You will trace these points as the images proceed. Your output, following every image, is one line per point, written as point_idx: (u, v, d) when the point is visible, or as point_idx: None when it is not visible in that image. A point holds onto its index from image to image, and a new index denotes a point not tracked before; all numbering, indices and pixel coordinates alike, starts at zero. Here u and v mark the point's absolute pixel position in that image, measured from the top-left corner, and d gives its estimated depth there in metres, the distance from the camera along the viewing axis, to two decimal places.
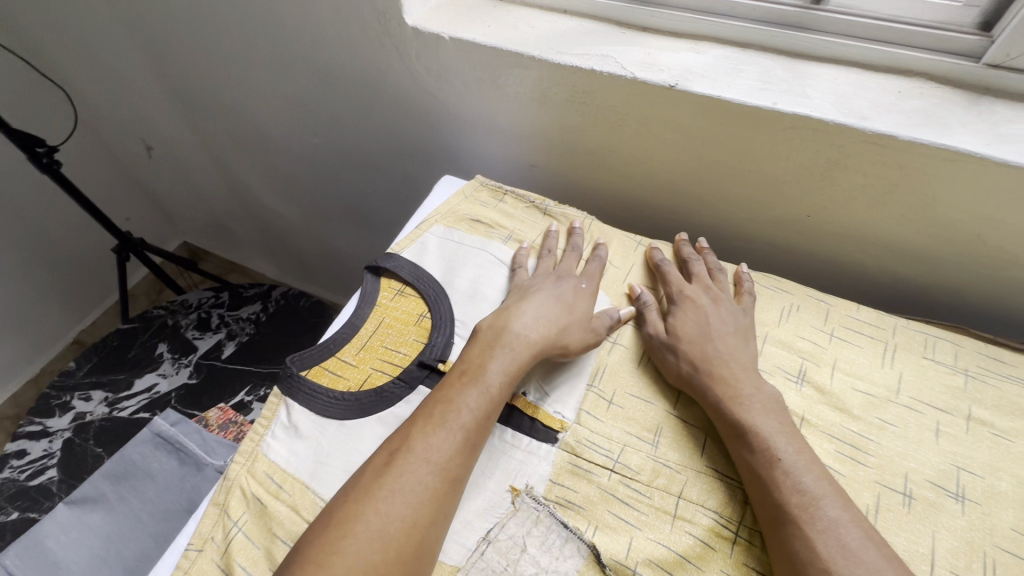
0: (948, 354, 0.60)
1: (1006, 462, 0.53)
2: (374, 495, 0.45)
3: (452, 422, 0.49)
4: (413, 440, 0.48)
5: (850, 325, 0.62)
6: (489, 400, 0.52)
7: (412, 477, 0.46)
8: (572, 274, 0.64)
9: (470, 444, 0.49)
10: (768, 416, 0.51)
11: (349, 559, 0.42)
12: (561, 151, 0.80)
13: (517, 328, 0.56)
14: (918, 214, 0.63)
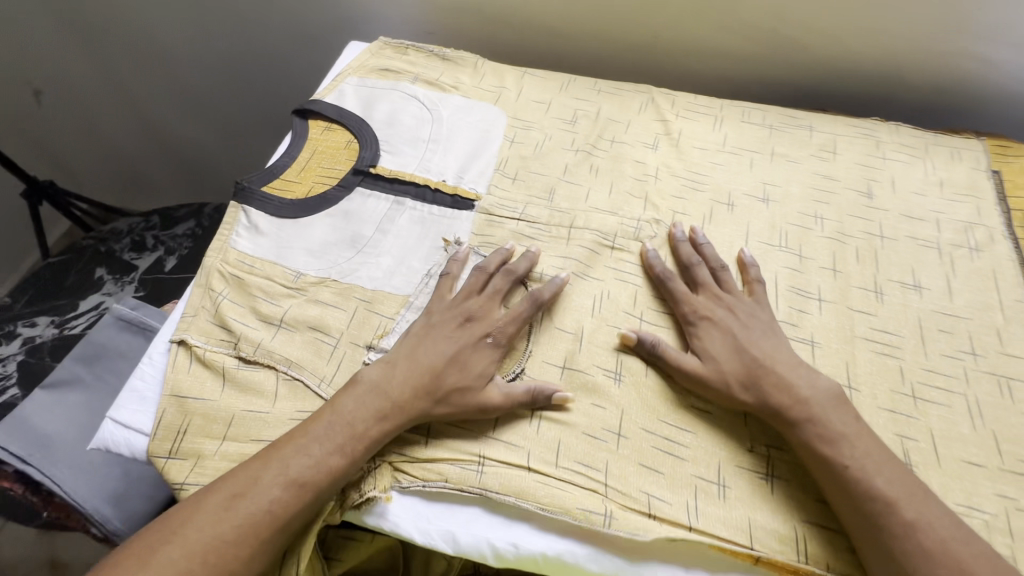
0: (758, 116, 0.79)
1: (795, 175, 0.73)
2: (296, 440, 0.49)
3: (418, 374, 0.53)
4: (389, 381, 0.53)
5: (691, 107, 0.80)
6: (411, 385, 0.53)
7: (369, 418, 0.51)
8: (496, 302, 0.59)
9: (390, 419, 0.51)
10: (770, 343, 0.57)
11: (264, 486, 0.47)
12: (451, 10, 0.91)
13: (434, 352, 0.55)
14: (730, 21, 0.81)
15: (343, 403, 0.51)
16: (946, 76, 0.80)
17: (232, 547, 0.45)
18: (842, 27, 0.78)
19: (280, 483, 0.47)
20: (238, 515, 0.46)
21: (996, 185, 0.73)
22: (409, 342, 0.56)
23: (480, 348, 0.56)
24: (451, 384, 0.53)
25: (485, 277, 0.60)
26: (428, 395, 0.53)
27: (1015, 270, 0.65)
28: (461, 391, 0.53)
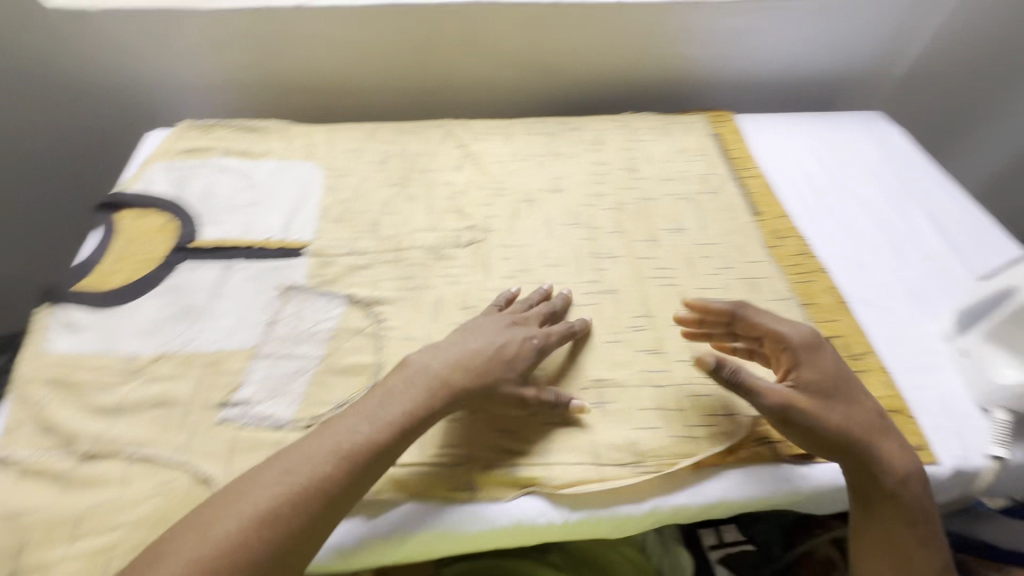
0: (538, 128, 0.95)
1: (576, 166, 0.89)
2: (349, 412, 0.52)
3: (455, 369, 0.56)
4: (437, 361, 0.56)
5: (483, 130, 0.93)
6: (455, 363, 0.56)
7: (406, 404, 0.53)
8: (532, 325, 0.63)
9: (434, 394, 0.54)
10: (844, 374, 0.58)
11: (315, 457, 0.48)
12: (249, 86, 0.97)
13: (480, 342, 0.58)
14: (495, 57, 0.97)
15: (394, 395, 0.53)
16: (667, 72, 1.03)
17: (282, 519, 0.45)
18: (582, 50, 0.97)
19: (321, 466, 0.48)
20: (272, 497, 0.46)
21: (717, 144, 0.95)
22: (459, 344, 0.58)
23: (526, 349, 0.60)
24: (489, 376, 0.56)
25: (527, 306, 0.66)
26: (471, 384, 0.55)
27: (742, 200, 0.85)
28: (505, 377, 0.57)
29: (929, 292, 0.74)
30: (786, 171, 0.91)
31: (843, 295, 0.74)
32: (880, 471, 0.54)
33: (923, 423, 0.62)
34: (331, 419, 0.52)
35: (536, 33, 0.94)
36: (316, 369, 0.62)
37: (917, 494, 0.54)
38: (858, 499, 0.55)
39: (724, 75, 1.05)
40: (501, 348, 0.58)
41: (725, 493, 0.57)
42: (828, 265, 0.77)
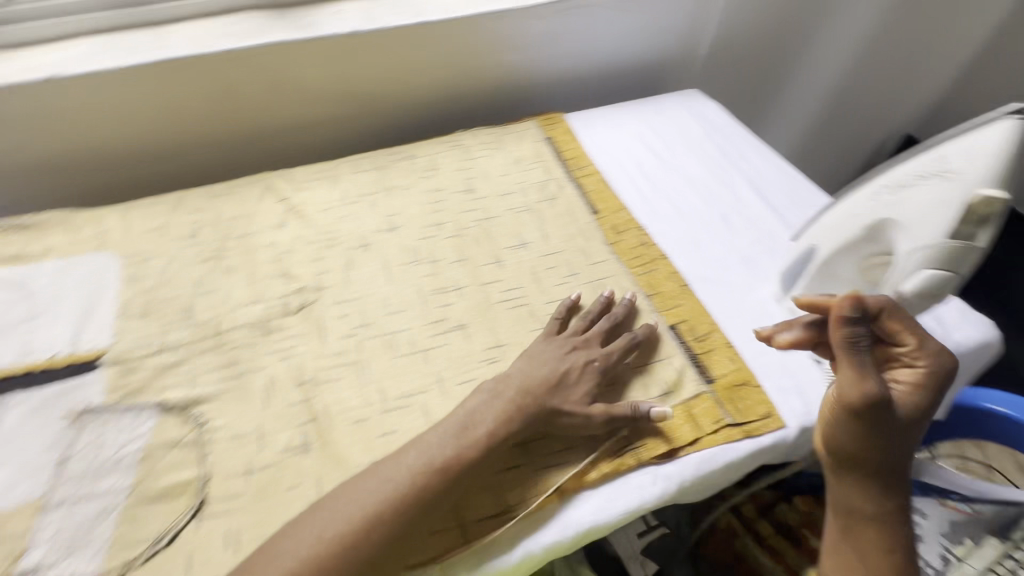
0: (367, 164, 0.90)
1: (410, 198, 0.85)
2: (422, 438, 0.54)
3: (554, 378, 0.60)
4: (503, 388, 0.58)
5: (306, 177, 0.87)
6: (517, 394, 0.58)
7: (496, 424, 0.56)
8: (592, 343, 0.64)
9: (501, 422, 0.56)
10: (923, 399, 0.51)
11: (374, 487, 0.51)
12: (17, 175, 0.83)
13: (543, 368, 0.60)
14: (304, 98, 0.91)
15: (503, 405, 0.57)
16: (491, 83, 1.02)
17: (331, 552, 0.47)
18: (397, 75, 0.94)
19: (420, 469, 0.52)
20: (372, 495, 0.50)
21: (551, 148, 0.95)
22: (560, 348, 0.63)
23: (587, 372, 0.61)
24: (557, 402, 0.58)
25: (588, 320, 0.67)
26: (540, 406, 0.58)
27: (581, 201, 0.86)
28: (564, 402, 0.59)
29: (758, 257, 0.78)
30: (619, 164, 0.93)
31: (684, 278, 0.76)
32: (894, 475, 0.53)
33: (767, 389, 0.65)
34: (457, 418, 0.56)
35: (341, 65, 0.89)
36: (126, 504, 0.53)
37: (893, 502, 0.53)
38: (863, 502, 0.53)
39: (549, 76, 1.05)
40: (574, 370, 0.61)
41: (598, 514, 0.56)
42: (667, 251, 0.79)
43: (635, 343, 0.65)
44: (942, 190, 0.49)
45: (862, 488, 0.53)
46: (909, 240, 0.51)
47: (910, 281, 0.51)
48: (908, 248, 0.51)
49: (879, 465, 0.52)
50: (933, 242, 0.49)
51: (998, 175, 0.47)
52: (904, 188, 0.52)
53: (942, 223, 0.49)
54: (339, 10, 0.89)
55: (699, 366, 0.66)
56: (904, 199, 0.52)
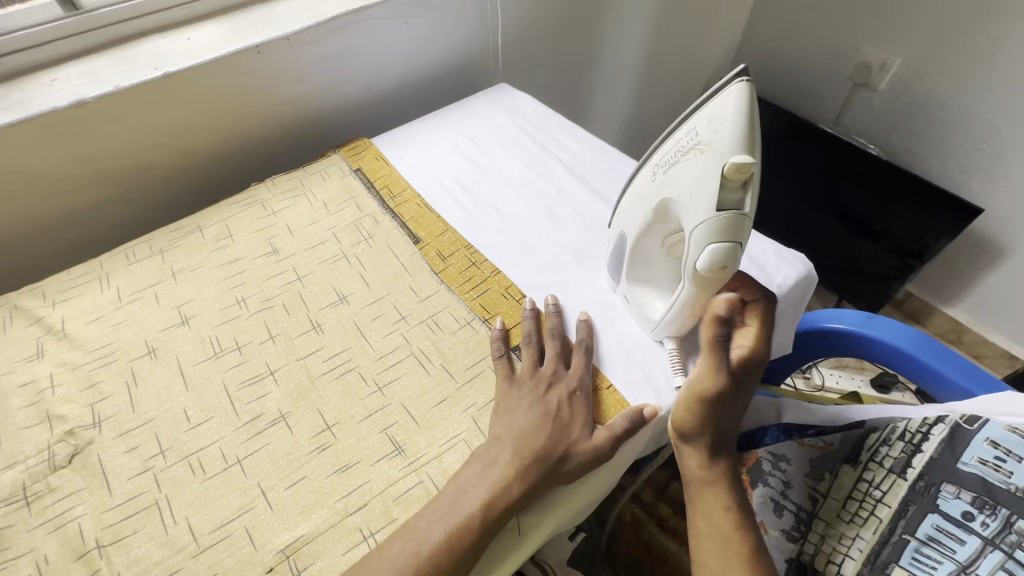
0: (145, 249, 0.76)
1: (203, 278, 0.73)
2: (455, 484, 0.53)
3: (551, 423, 0.56)
4: (508, 442, 0.55)
5: (65, 285, 0.72)
6: (532, 434, 0.55)
7: (503, 489, 0.51)
8: (558, 371, 0.61)
9: (524, 465, 0.53)
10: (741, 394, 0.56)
11: (413, 546, 0.49)
12: None
13: (526, 418, 0.56)
14: (40, 189, 0.75)
15: (504, 467, 0.53)
16: (282, 122, 0.92)
17: None
18: (159, 139, 0.81)
19: (456, 519, 0.50)
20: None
21: (361, 180, 0.87)
22: (536, 389, 0.59)
23: (573, 402, 0.59)
24: (567, 444, 0.55)
25: (536, 348, 0.64)
26: (545, 459, 0.54)
27: (401, 232, 0.79)
28: (573, 447, 0.55)
29: (588, 247, 0.77)
30: (437, 181, 0.87)
31: (520, 290, 0.72)
32: (722, 440, 0.56)
33: (619, 387, 0.62)
34: (452, 495, 0.52)
35: (77, 143, 0.74)
36: None
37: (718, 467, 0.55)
38: (701, 467, 0.55)
39: (346, 101, 0.97)
40: (562, 409, 0.58)
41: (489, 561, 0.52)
42: (499, 264, 0.75)
43: (588, 348, 0.64)
44: (702, 162, 0.50)
45: (699, 455, 0.55)
46: (690, 218, 0.51)
47: (700, 257, 0.51)
48: (691, 226, 0.51)
49: (700, 429, 0.55)
50: (708, 216, 0.50)
51: (742, 140, 0.48)
52: (675, 166, 0.53)
53: (708, 195, 0.49)
54: (55, 79, 0.74)
55: None
56: (678, 177, 0.53)
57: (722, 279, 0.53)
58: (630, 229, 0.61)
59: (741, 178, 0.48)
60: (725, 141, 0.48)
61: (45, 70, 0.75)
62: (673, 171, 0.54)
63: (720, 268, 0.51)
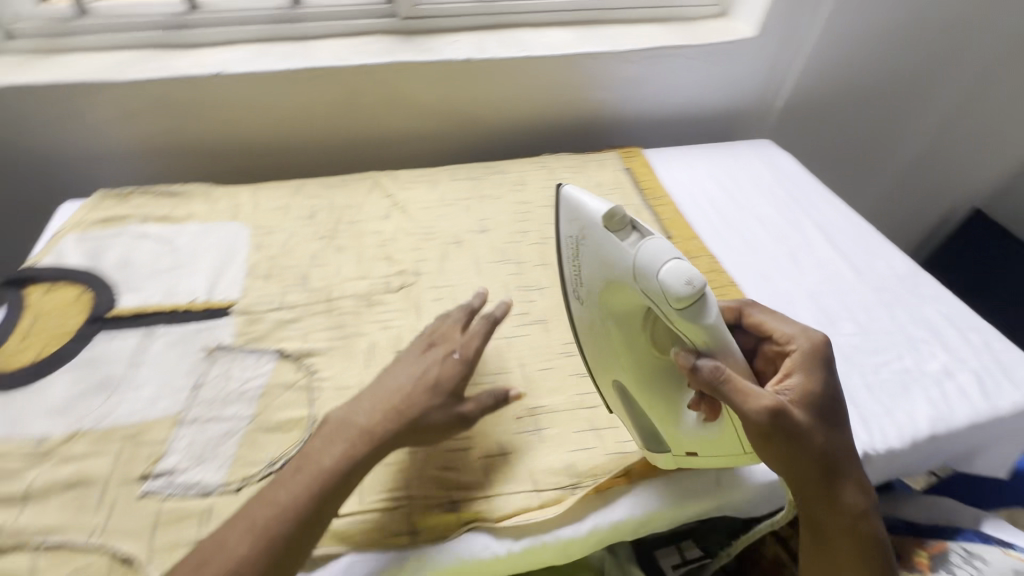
0: (463, 173, 1.00)
1: (500, 206, 0.94)
2: (302, 457, 0.52)
3: (420, 391, 0.55)
4: (355, 413, 0.55)
5: (410, 179, 0.97)
6: (372, 407, 0.55)
7: (336, 459, 0.52)
8: (445, 345, 0.59)
9: (363, 440, 0.53)
10: (828, 409, 0.54)
11: (261, 517, 0.48)
12: (167, 153, 0.96)
13: (380, 389, 0.56)
14: (414, 110, 1.02)
15: (332, 447, 0.53)
16: (578, 115, 1.11)
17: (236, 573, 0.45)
18: (500, 101, 1.05)
19: (299, 495, 0.50)
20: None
21: (629, 177, 1.03)
22: (411, 359, 0.59)
23: (443, 370, 0.57)
24: (423, 417, 0.54)
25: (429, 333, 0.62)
26: (399, 418, 0.54)
27: (655, 226, 0.92)
28: (422, 416, 0.54)
29: (825, 295, 0.82)
30: (694, 199, 0.99)
31: None
32: (840, 473, 0.53)
33: None
34: (292, 466, 0.52)
35: (452, 87, 1.00)
36: (247, 428, 0.61)
37: (859, 506, 0.54)
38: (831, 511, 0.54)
39: (632, 115, 1.14)
40: (413, 389, 0.56)
41: (692, 494, 0.60)
42: (738, 280, 0.84)
43: (495, 322, 0.60)
44: (590, 243, 0.53)
45: (830, 497, 0.53)
46: (623, 279, 0.51)
47: (660, 296, 0.47)
48: (629, 283, 0.50)
49: (816, 466, 0.52)
50: (629, 261, 0.49)
51: (601, 201, 0.53)
52: (582, 258, 0.55)
53: (625, 248, 0.50)
54: (456, 41, 1.01)
55: None
56: (591, 263, 0.54)
57: (711, 303, 0.48)
58: (604, 348, 0.58)
59: (623, 227, 0.51)
60: (596, 208, 0.52)
61: (450, 33, 1.03)
62: (585, 267, 0.55)
63: (688, 290, 0.46)
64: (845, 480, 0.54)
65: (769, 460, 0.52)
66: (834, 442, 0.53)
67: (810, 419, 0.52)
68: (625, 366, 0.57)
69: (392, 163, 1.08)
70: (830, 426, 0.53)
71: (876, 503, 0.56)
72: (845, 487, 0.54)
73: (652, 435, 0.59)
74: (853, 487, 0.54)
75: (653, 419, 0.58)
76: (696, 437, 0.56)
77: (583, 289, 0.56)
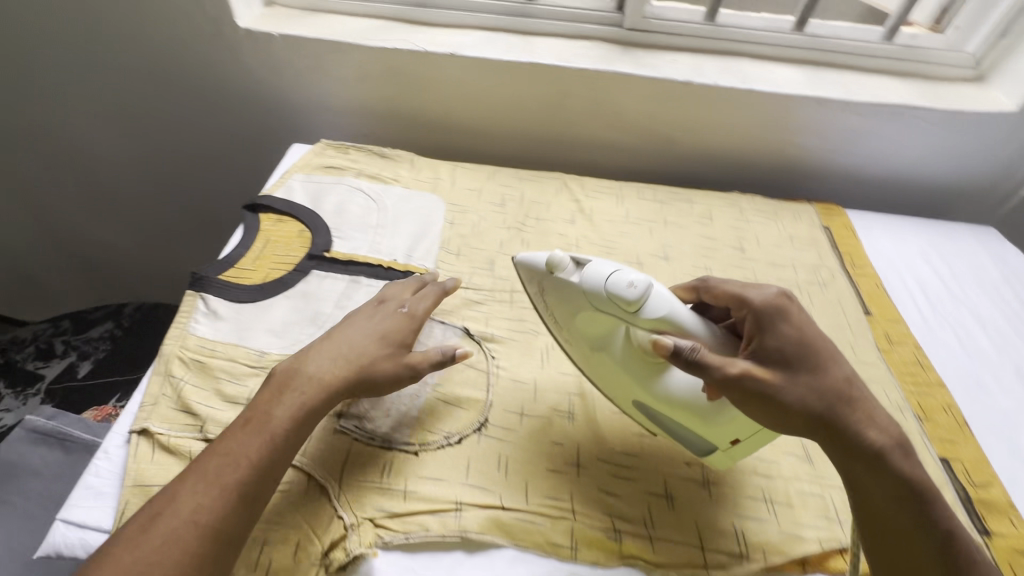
0: (650, 194, 0.98)
1: (685, 237, 0.90)
2: (252, 405, 0.53)
3: (369, 338, 0.59)
4: (303, 359, 0.57)
5: (598, 188, 0.97)
6: (327, 338, 0.60)
7: (288, 411, 0.52)
8: (393, 304, 0.64)
9: (320, 386, 0.55)
10: (804, 351, 0.53)
11: (220, 465, 0.48)
12: (382, 116, 1.03)
13: (331, 334, 0.60)
14: (615, 121, 1.01)
15: (273, 391, 0.54)
16: (779, 158, 1.05)
17: (212, 511, 0.46)
18: (703, 128, 1.01)
19: (258, 442, 0.50)
20: (163, 546, 0.43)
21: (827, 236, 0.94)
22: (362, 312, 0.63)
23: (390, 331, 0.61)
24: (370, 363, 0.57)
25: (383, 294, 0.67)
26: (359, 360, 0.57)
27: (853, 297, 0.84)
28: (385, 358, 0.59)
29: None
30: (898, 276, 0.89)
31: (963, 416, 0.70)
32: (843, 413, 0.51)
33: None
34: (242, 416, 0.53)
35: (660, 106, 0.98)
36: (430, 394, 0.64)
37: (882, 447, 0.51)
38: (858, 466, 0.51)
39: (838, 169, 1.05)
40: (351, 338, 0.59)
41: None
42: (947, 382, 0.74)
43: (445, 290, 0.67)
44: (548, 289, 0.62)
45: (848, 445, 0.51)
46: (591, 308, 0.58)
47: (626, 307, 0.55)
48: (596, 308, 0.58)
49: (815, 417, 0.51)
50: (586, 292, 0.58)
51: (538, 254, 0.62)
52: (548, 302, 0.63)
53: (570, 284, 0.59)
54: (675, 60, 0.99)
55: (973, 513, 0.61)
56: (558, 304, 0.61)
57: (658, 294, 0.56)
58: (605, 378, 0.61)
59: (563, 266, 0.60)
60: (536, 260, 0.62)
61: (669, 51, 1.01)
62: (553, 306, 0.62)
63: (630, 291, 0.55)
64: (857, 431, 0.51)
65: (767, 424, 0.52)
66: (828, 389, 0.52)
67: (787, 381, 0.51)
68: (633, 385, 0.58)
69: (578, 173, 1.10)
70: (815, 380, 0.52)
71: (906, 442, 0.52)
72: (857, 434, 0.51)
73: (688, 442, 0.59)
74: (862, 426, 0.51)
75: (684, 427, 0.58)
76: (725, 425, 0.55)
77: (565, 332, 0.63)
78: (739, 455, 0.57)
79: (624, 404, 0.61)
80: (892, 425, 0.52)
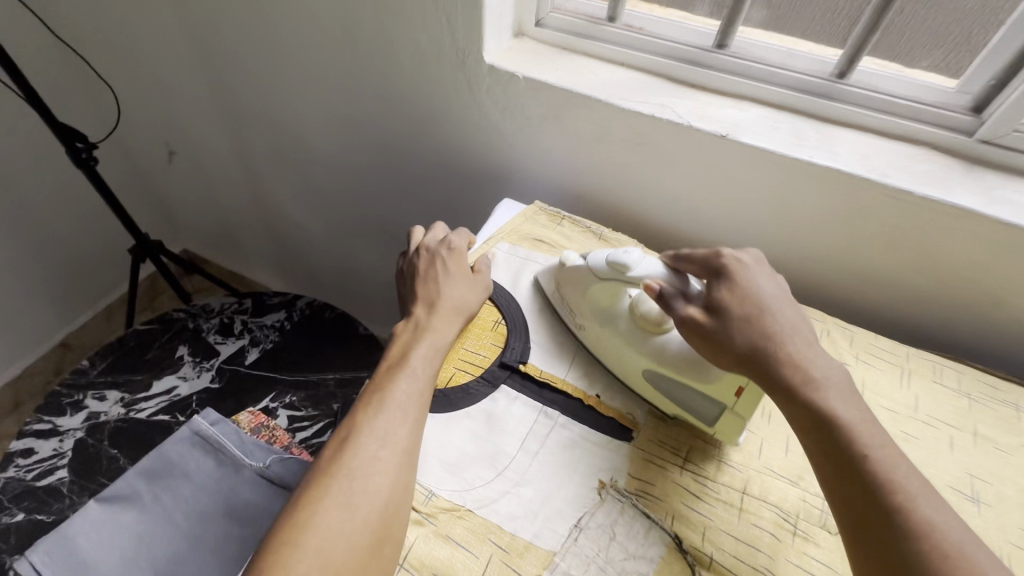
0: (953, 379, 0.70)
1: (1009, 470, 0.61)
2: (390, 359, 0.59)
3: (461, 291, 0.66)
4: (413, 324, 0.62)
5: (872, 350, 0.72)
6: (422, 297, 0.65)
7: (423, 357, 0.58)
8: (444, 256, 0.68)
9: (446, 334, 0.62)
10: (753, 299, 0.54)
11: (394, 407, 0.53)
12: (607, 183, 0.88)
13: (417, 296, 0.65)
14: (919, 260, 0.74)
15: (398, 341, 0.61)
16: None
17: (402, 446, 0.51)
18: None
19: (416, 386, 0.56)
20: (373, 473, 0.49)
21: None
22: (423, 271, 0.68)
23: (453, 271, 0.67)
24: (469, 304, 0.66)
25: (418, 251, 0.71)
26: (457, 305, 0.64)
27: None
28: (468, 295, 0.66)
29: None
30: None
31: None
32: (793, 355, 0.51)
33: None
34: (383, 362, 0.59)
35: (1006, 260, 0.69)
36: None
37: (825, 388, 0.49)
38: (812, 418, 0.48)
39: None
40: (429, 279, 0.66)
41: None
42: None
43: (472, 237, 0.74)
44: (561, 274, 0.69)
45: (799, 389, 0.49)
46: (593, 281, 0.65)
47: (619, 270, 0.62)
48: (597, 280, 0.65)
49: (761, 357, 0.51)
50: (589, 268, 0.65)
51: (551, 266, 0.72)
52: (563, 290, 0.69)
53: (579, 268, 0.67)
54: None
55: None
56: (570, 283, 0.68)
57: (648, 259, 0.62)
58: (612, 353, 0.64)
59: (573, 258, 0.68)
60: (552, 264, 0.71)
61: None
62: (566, 289, 0.69)
63: (625, 257, 0.61)
64: (781, 375, 0.50)
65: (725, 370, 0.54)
66: (776, 333, 0.52)
67: (736, 324, 0.53)
68: (638, 355, 0.62)
69: (833, 308, 0.85)
70: (757, 327, 0.53)
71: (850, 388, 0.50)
72: (778, 374, 0.50)
73: (698, 412, 0.60)
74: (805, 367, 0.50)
75: (691, 393, 0.59)
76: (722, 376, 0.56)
77: (578, 314, 0.68)
78: (745, 410, 0.56)
79: (627, 373, 0.64)
80: (831, 368, 0.51)
